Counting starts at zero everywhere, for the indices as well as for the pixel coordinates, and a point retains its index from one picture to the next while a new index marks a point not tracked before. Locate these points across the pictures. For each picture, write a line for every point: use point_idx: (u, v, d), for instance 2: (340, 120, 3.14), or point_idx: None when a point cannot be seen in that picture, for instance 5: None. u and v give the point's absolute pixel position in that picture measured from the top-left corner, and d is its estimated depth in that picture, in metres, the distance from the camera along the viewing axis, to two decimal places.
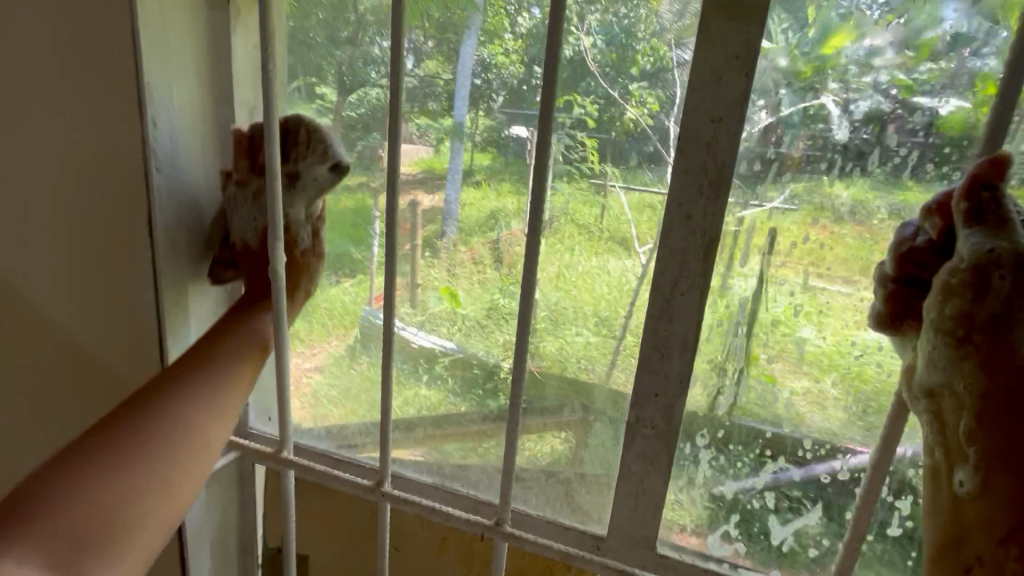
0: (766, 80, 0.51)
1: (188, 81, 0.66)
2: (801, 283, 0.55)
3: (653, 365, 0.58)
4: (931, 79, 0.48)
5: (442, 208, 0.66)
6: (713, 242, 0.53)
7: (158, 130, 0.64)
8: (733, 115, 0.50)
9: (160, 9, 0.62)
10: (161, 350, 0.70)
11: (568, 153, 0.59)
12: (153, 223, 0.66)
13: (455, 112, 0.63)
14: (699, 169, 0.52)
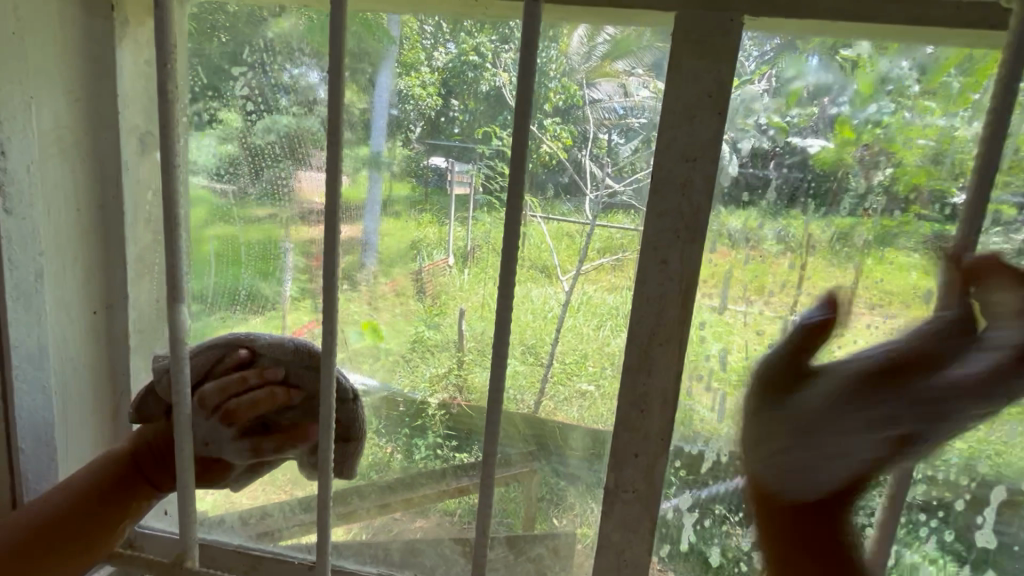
0: (737, 114, 0.54)
1: (55, 105, 0.61)
2: (713, 305, 0.58)
3: (633, 421, 0.59)
4: (800, 122, 0.54)
5: (360, 239, 0.63)
6: (690, 288, 0.55)
7: (6, 161, 0.57)
8: (707, 156, 0.52)
9: (16, 29, 0.57)
10: (9, 416, 0.62)
11: (488, 183, 0.59)
12: (1, 272, 0.59)
13: (372, 142, 0.61)
14: (674, 212, 0.54)
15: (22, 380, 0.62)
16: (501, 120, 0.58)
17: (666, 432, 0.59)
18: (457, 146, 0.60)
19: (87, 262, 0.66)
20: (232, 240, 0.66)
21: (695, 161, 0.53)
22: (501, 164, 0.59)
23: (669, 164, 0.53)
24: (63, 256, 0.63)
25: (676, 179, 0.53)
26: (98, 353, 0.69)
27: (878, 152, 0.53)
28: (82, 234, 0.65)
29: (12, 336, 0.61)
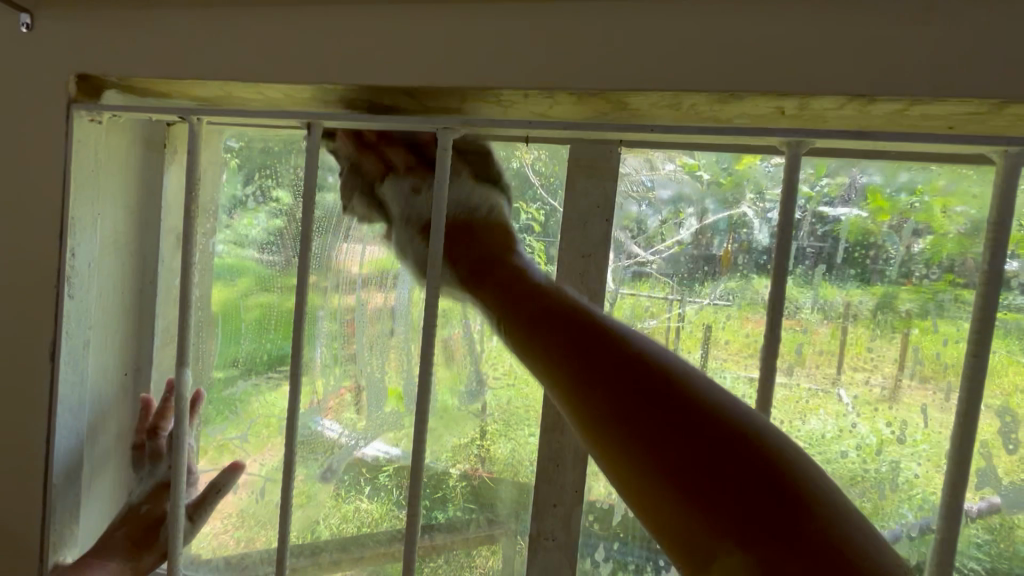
0: (635, 217, 0.59)
1: (115, 213, 0.68)
2: (742, 374, 0.57)
3: (549, 475, 0.62)
4: (831, 191, 0.54)
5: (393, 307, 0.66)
6: None
7: (75, 259, 0.63)
8: (599, 252, 0.60)
9: (95, 160, 0.64)
10: (45, 496, 0.64)
11: (517, 255, 0.63)
12: (57, 353, 0.63)
13: (406, 217, 0.65)
14: (574, 296, 0.60)
15: (62, 455, 0.65)
16: (529, 195, 0.62)
17: (580, 484, 0.61)
18: (489, 219, 0.63)
19: (124, 334, 0.71)
20: (271, 308, 0.69)
21: (590, 256, 0.60)
22: (530, 237, 0.63)
23: (568, 260, 0.61)
24: (106, 330, 0.69)
25: (575, 270, 0.60)
26: (124, 412, 0.73)
27: (912, 220, 0.53)
28: (127, 310, 0.71)
29: (60, 399, 0.64)
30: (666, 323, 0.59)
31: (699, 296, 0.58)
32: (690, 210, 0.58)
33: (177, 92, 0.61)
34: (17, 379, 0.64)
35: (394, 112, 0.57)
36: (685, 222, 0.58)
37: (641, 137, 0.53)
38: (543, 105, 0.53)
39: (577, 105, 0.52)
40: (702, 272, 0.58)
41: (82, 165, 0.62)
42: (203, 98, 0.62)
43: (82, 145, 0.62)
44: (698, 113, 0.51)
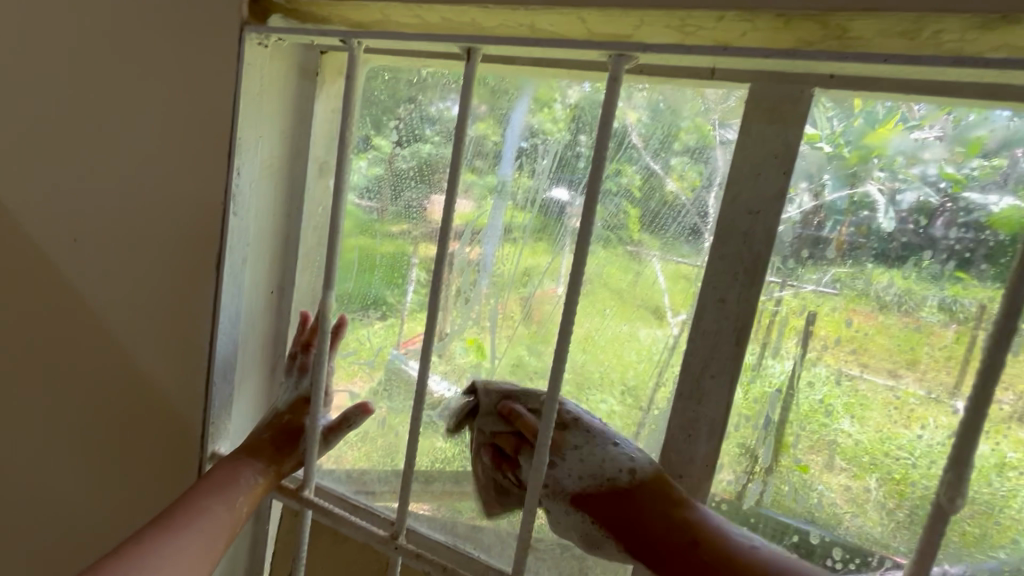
0: (809, 165, 0.52)
1: (272, 136, 0.73)
2: (839, 369, 0.52)
3: (680, 445, 0.58)
4: (981, 175, 0.47)
5: (478, 261, 0.68)
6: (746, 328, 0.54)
7: (240, 178, 0.71)
8: (770, 209, 0.52)
9: (260, 85, 0.70)
10: (208, 382, 0.76)
11: (608, 219, 0.60)
12: (223, 261, 0.72)
13: (499, 170, 0.65)
14: (734, 256, 0.54)
15: (223, 352, 0.75)
16: (628, 157, 0.59)
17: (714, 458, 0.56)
18: (582, 180, 0.61)
19: (274, 254, 0.78)
20: (368, 251, 0.74)
21: (758, 213, 0.53)
22: (625, 202, 0.59)
23: (732, 215, 0.54)
24: (260, 251, 0.76)
25: (739, 228, 0.53)
26: (271, 328, 0.81)
27: None
28: (276, 235, 0.78)
29: (222, 305, 0.74)
30: (763, 305, 0.54)
31: (802, 281, 0.53)
32: (805, 185, 0.52)
33: (340, 17, 0.64)
34: (188, 281, 0.75)
35: (560, 38, 0.54)
36: (798, 198, 0.52)
37: (858, 69, 0.45)
38: (735, 30, 0.46)
39: (779, 31, 0.45)
40: (811, 254, 0.53)
41: (250, 89, 0.69)
42: (357, 23, 0.63)
43: (252, 69, 0.68)
44: (941, 41, 0.41)
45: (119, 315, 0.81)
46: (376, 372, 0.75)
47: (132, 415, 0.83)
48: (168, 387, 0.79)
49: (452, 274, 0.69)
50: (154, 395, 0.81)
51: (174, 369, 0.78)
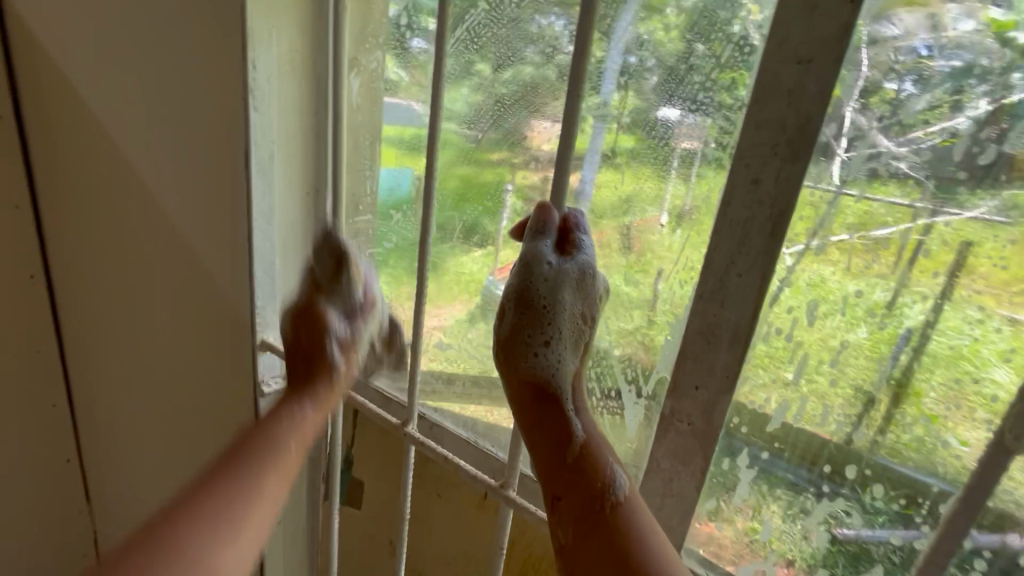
0: (990, 60, 0.42)
1: (288, 30, 0.77)
2: (1003, 313, 0.44)
3: (698, 351, 0.56)
4: None
5: (575, 188, 0.65)
6: (783, 215, 0.49)
7: (257, 73, 0.74)
8: (828, 54, 0.44)
9: None
10: (249, 270, 0.85)
11: (722, 138, 0.54)
12: (248, 155, 0.78)
13: (600, 91, 0.61)
14: (774, 124, 0.47)
15: (260, 245, 0.84)
16: (751, 64, 0.51)
17: (733, 371, 0.54)
18: (695, 96, 0.55)
19: (302, 153, 0.84)
20: (472, 179, 0.75)
21: (808, 62, 0.45)
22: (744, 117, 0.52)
23: (776, 67, 0.47)
24: (286, 147, 0.82)
25: (782, 85, 0.47)
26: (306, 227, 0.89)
27: None
28: (303, 135, 0.83)
29: (255, 202, 0.80)
30: (905, 234, 0.47)
31: (962, 206, 0.44)
32: (984, 88, 0.42)
33: None
34: (223, 174, 0.82)
35: None
36: (968, 104, 0.43)
37: None
38: None
39: None
40: (976, 173, 0.43)
41: None
42: None
43: None
44: None
45: (190, 215, 0.89)
46: (474, 296, 0.79)
47: (214, 312, 0.93)
48: (222, 274, 0.88)
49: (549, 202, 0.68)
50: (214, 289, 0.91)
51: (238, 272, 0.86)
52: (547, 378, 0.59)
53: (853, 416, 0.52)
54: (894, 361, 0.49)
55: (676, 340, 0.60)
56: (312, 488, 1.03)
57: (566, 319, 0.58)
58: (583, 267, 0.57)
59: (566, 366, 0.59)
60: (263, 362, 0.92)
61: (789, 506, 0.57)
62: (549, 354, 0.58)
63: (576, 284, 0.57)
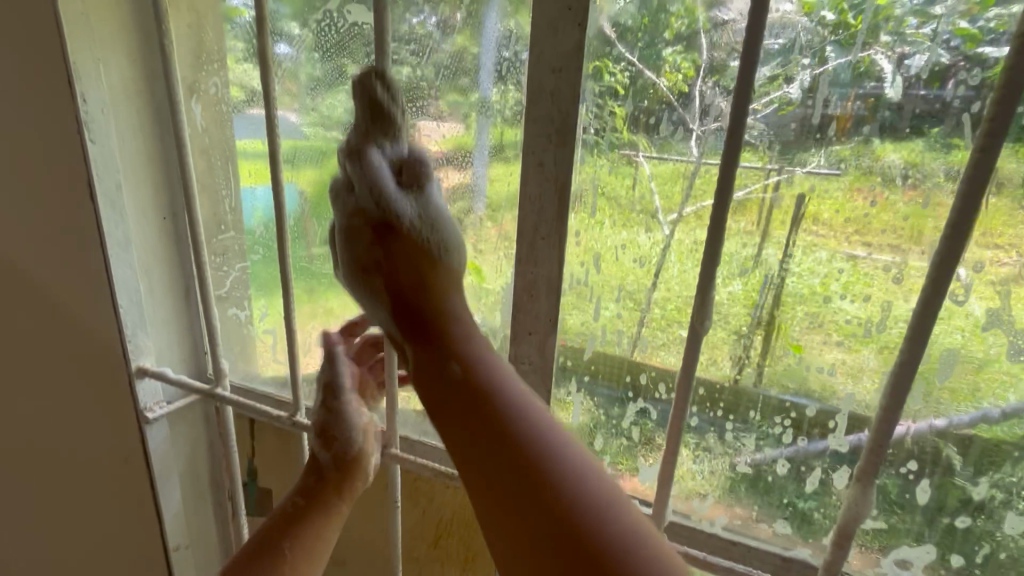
0: (801, 37, 0.49)
1: (118, 61, 0.72)
2: (844, 252, 0.52)
3: (521, 289, 0.64)
4: (999, 27, 0.43)
5: (470, 185, 0.67)
6: (564, 188, 0.58)
7: (87, 105, 0.70)
8: (572, 63, 0.54)
9: (83, 6, 0.68)
10: (113, 303, 0.78)
11: (598, 123, 0.58)
12: (95, 187, 0.72)
13: (480, 87, 0.62)
14: (545, 118, 0.57)
15: (120, 275, 0.77)
16: (614, 54, 0.55)
17: (553, 314, 0.63)
18: None
19: (155, 179, 0.78)
20: None
21: (560, 70, 0.55)
22: (612, 103, 0.57)
23: (539, 74, 0.56)
24: (135, 176, 0.76)
25: (545, 88, 0.56)
26: (174, 251, 0.83)
27: None
28: (151, 160, 0.77)
29: (106, 233, 0.74)
30: (760, 192, 0.53)
31: (799, 163, 0.52)
32: (807, 61, 0.49)
33: None
34: (70, 213, 0.75)
35: None
36: (796, 75, 0.50)
37: None
38: None
39: None
40: (810, 135, 0.51)
41: (69, 8, 0.66)
42: None
43: None
44: None
45: (44, 262, 0.80)
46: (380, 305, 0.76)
47: (84, 362, 0.84)
48: (86, 313, 0.80)
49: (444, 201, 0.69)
50: (82, 334, 0.82)
51: (102, 312, 0.79)
52: (359, 179, 0.57)
53: (739, 359, 0.59)
54: (762, 304, 0.56)
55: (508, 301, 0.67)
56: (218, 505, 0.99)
57: (393, 199, 0.57)
58: (420, 210, 0.58)
59: (384, 188, 0.57)
60: (141, 388, 0.83)
61: (696, 446, 0.63)
62: (379, 156, 0.56)
63: (439, 237, 0.58)
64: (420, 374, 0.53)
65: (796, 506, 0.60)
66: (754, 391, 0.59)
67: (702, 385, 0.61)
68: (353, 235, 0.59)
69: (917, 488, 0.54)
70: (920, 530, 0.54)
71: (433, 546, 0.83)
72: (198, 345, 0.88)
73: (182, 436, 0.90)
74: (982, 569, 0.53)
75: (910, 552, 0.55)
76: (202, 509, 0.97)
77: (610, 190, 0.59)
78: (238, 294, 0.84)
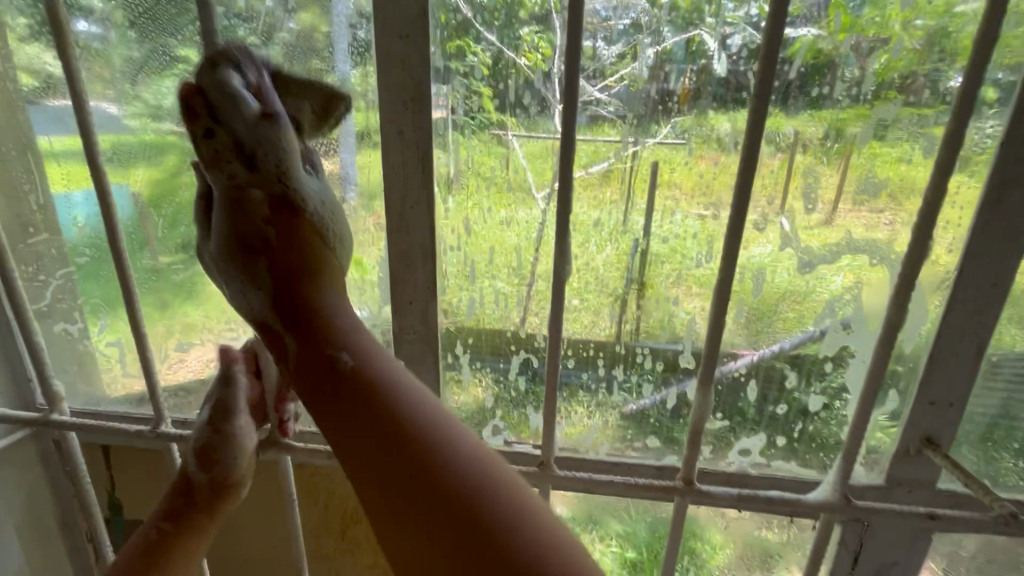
0: (642, 19, 0.53)
1: None
2: (694, 212, 0.58)
3: (404, 275, 0.62)
4: (795, 10, 0.50)
5: (339, 174, 0.63)
6: (427, 156, 0.57)
7: None
8: (418, 30, 0.53)
9: None
10: None
11: (466, 104, 0.58)
12: None
13: (337, 70, 0.59)
14: (398, 87, 0.55)
15: None
16: (474, 33, 0.55)
17: (433, 280, 0.63)
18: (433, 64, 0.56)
19: None
20: None
21: (408, 37, 0.53)
22: (477, 83, 0.57)
23: (386, 42, 0.54)
24: None
25: (395, 55, 0.54)
26: None
27: (873, 37, 0.50)
28: None
29: None
30: (621, 163, 0.58)
31: (651, 135, 0.57)
32: (648, 40, 0.54)
33: None
34: None
35: None
36: (642, 53, 0.54)
37: None
38: None
39: None
40: (658, 109, 0.56)
41: None
42: None
43: None
44: None
45: None
46: None
47: None
48: None
49: None
50: None
51: None
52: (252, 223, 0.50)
53: (618, 317, 0.64)
54: (632, 265, 0.61)
55: (385, 276, 0.65)
56: (76, 552, 0.84)
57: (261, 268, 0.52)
58: (323, 194, 0.53)
59: (293, 168, 0.50)
60: None
61: (589, 402, 0.68)
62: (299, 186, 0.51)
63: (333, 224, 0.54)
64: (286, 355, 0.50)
65: (670, 432, 0.67)
66: (621, 341, 0.64)
67: (573, 344, 0.65)
68: (286, 375, 0.51)
69: (759, 403, 0.64)
70: (768, 435, 0.65)
71: (341, 538, 0.80)
72: (19, 375, 0.73)
73: (13, 481, 0.75)
74: (810, 454, 0.65)
75: (749, 442, 0.66)
76: (55, 559, 0.82)
77: (484, 170, 0.60)
78: (69, 316, 0.72)
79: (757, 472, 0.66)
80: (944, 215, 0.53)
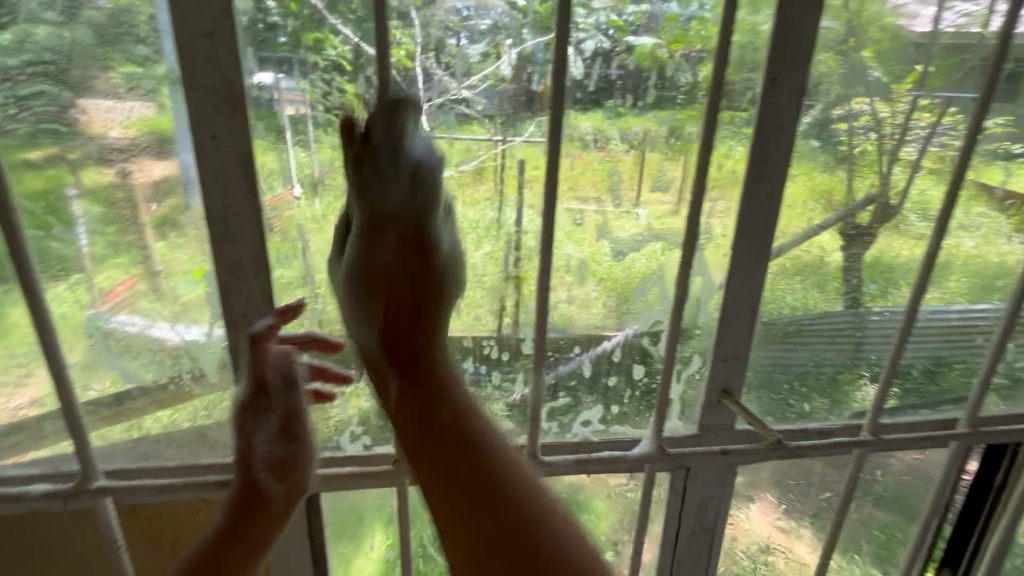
0: (503, 21, 0.55)
1: None
2: (561, 206, 0.62)
3: (261, 286, 0.58)
4: (636, 20, 0.55)
5: (178, 176, 0.55)
6: (248, 159, 0.53)
7: None
8: (222, 28, 0.49)
9: None
10: None
11: (326, 100, 0.54)
12: None
13: (167, 58, 0.51)
14: (206, 85, 0.50)
15: None
16: (331, 25, 0.52)
17: (266, 290, 0.59)
18: (286, 57, 0.52)
19: None
20: None
21: (212, 35, 0.49)
22: (338, 79, 0.54)
23: (186, 38, 0.49)
24: None
25: (197, 52, 0.49)
26: None
27: (698, 48, 0.56)
28: None
29: None
30: (493, 161, 0.59)
31: (520, 133, 0.58)
32: (508, 42, 0.55)
33: None
34: None
35: None
36: (504, 55, 0.56)
37: None
38: None
39: None
40: (523, 109, 0.58)
41: None
42: None
43: None
44: None
45: None
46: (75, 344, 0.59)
47: None
48: None
49: (145, 200, 0.55)
50: None
51: None
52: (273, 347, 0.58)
53: (499, 311, 0.65)
54: (507, 260, 0.63)
55: (212, 289, 0.59)
56: None
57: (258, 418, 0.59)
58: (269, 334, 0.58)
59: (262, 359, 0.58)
60: None
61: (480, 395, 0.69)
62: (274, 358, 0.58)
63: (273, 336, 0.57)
64: (380, 357, 0.51)
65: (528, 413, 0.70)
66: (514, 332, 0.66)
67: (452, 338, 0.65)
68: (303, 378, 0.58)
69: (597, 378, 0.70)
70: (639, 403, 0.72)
71: None
72: None
73: None
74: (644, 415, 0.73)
75: (589, 412, 0.71)
76: None
77: None
78: None
79: (599, 438, 0.71)
80: (766, 202, 0.62)
